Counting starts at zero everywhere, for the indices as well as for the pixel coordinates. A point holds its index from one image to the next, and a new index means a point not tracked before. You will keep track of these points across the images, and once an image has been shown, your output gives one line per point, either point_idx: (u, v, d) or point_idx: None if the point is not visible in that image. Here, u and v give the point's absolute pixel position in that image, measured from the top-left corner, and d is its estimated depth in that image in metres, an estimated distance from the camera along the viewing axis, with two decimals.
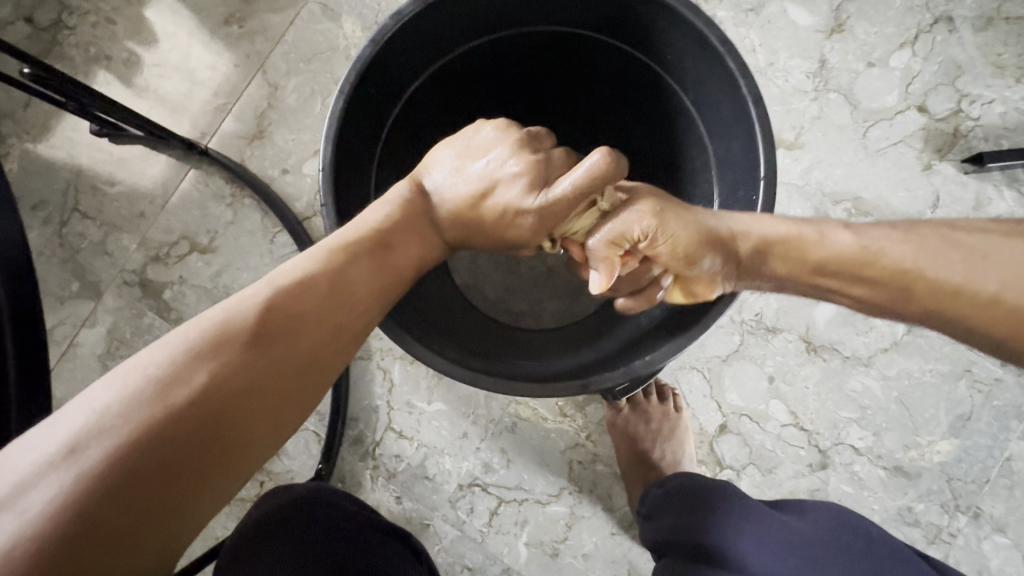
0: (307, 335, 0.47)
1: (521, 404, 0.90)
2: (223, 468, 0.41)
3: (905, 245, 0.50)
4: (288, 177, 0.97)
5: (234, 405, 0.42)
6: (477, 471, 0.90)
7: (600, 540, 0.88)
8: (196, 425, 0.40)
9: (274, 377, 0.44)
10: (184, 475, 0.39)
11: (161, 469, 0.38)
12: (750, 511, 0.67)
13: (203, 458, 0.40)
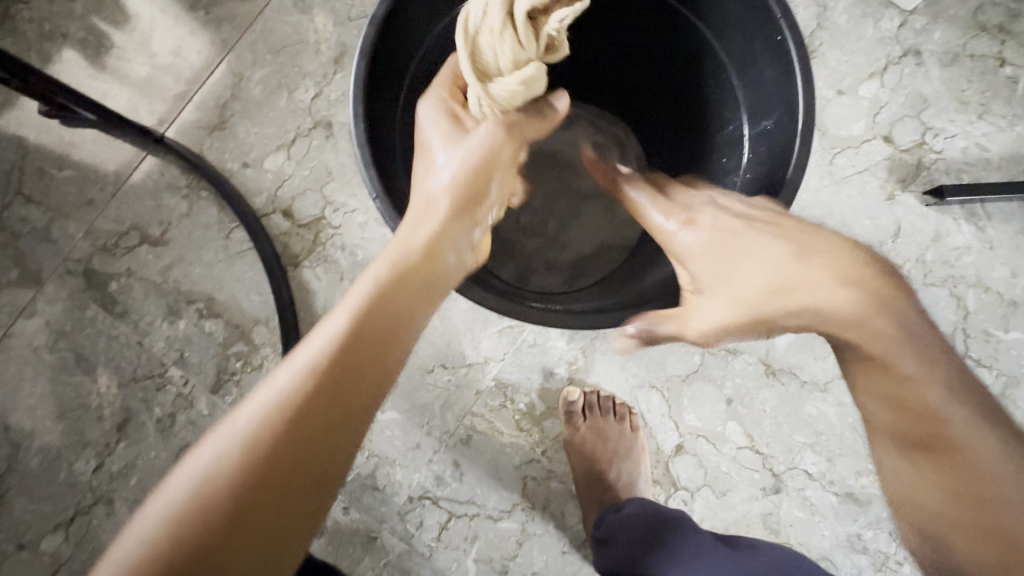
0: (354, 372, 0.43)
1: (477, 416, 0.88)
2: (307, 498, 0.40)
3: (942, 400, 0.49)
4: (248, 171, 0.94)
5: (306, 446, 0.40)
6: (429, 484, 0.87)
7: (551, 558, 0.87)
8: (278, 460, 0.40)
9: (335, 415, 0.42)
10: (263, 507, 0.39)
11: (245, 509, 0.38)
12: (702, 549, 0.67)
13: (283, 487, 0.39)
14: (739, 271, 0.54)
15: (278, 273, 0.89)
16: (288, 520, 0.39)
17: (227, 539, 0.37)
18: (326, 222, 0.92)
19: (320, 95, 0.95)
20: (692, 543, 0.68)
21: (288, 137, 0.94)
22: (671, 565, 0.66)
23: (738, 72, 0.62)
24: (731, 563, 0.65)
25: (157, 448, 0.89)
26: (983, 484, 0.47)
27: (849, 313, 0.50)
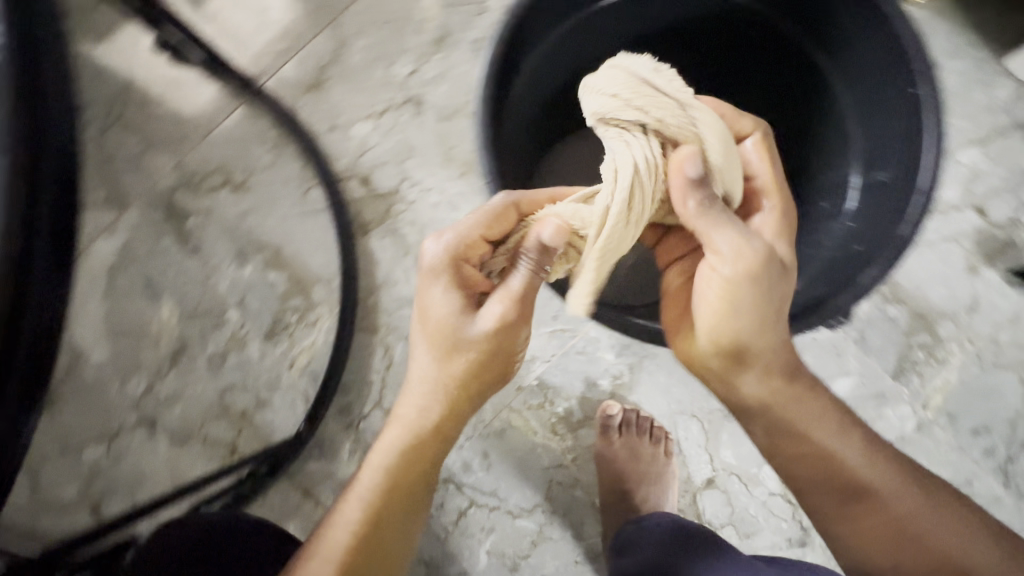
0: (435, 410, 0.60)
1: (514, 412, 0.89)
2: (411, 515, 0.62)
3: (850, 450, 0.58)
4: (335, 134, 0.96)
5: (407, 482, 0.61)
6: (456, 468, 0.88)
7: (562, 565, 0.87)
8: (386, 501, 0.60)
9: (425, 453, 0.61)
10: (383, 536, 0.59)
11: (378, 535, 0.58)
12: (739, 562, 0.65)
13: (394, 515, 0.60)
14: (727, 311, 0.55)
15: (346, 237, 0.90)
16: (397, 551, 0.61)
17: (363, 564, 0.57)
18: (401, 196, 0.93)
19: (416, 71, 0.96)
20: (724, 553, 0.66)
21: (378, 108, 0.96)
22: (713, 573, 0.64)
23: (863, 117, 0.61)
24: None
25: (202, 383, 0.93)
26: (886, 518, 0.55)
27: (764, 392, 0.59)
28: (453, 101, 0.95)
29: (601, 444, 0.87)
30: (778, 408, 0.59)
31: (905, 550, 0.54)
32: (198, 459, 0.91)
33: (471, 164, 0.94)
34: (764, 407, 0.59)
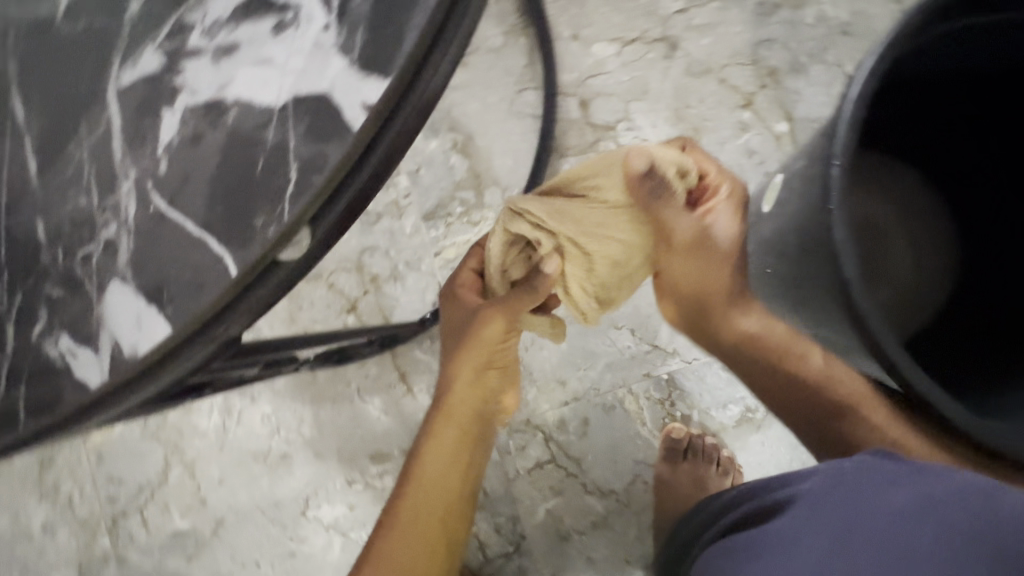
0: (438, 462, 0.63)
1: (631, 394, 0.85)
2: (464, 454, 0.65)
3: (820, 361, 0.64)
4: (574, 45, 0.87)
5: (437, 495, 0.62)
6: (551, 421, 0.86)
7: (611, 559, 0.83)
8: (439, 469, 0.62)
9: (440, 495, 0.62)
10: (445, 489, 0.63)
11: (442, 484, 0.62)
12: (836, 476, 0.50)
13: (451, 459, 0.64)
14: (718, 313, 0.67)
15: (547, 152, 0.84)
16: (455, 515, 0.64)
17: (433, 514, 0.61)
18: (613, 135, 0.86)
19: (684, 11, 0.86)
20: (815, 477, 0.52)
21: (630, 35, 0.87)
22: (825, 506, 0.48)
23: None
24: (865, 474, 0.48)
25: (350, 235, 0.89)
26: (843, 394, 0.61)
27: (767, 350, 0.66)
28: (709, 59, 0.85)
29: (688, 466, 0.81)
30: (773, 347, 0.66)
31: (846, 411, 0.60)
32: (312, 302, 0.89)
33: (699, 133, 0.85)
34: (748, 355, 0.67)
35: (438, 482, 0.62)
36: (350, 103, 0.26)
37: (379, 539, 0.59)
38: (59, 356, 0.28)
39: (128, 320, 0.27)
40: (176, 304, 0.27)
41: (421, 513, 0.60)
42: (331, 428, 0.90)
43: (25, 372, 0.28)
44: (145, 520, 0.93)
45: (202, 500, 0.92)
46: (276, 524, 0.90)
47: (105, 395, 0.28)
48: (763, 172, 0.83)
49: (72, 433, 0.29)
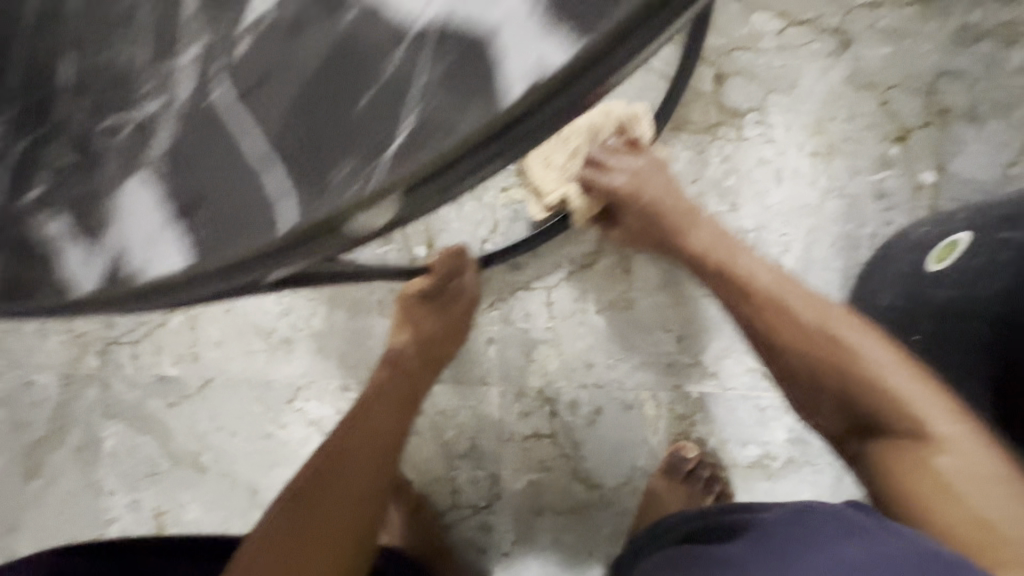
0: (372, 437, 0.63)
1: (654, 401, 0.80)
2: (405, 417, 0.66)
3: (919, 390, 0.49)
4: (732, 7, 0.75)
5: (349, 453, 0.61)
6: (564, 398, 0.81)
7: (575, 547, 0.82)
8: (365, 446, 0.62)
9: (362, 461, 0.61)
10: (348, 465, 0.61)
11: (339, 456, 0.61)
12: (803, 514, 0.49)
13: (389, 422, 0.65)
14: (814, 321, 0.55)
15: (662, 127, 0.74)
16: (341, 506, 0.59)
17: (324, 496, 0.59)
18: (738, 123, 0.75)
19: (873, 7, 0.73)
20: (783, 509, 0.52)
21: (800, 17, 0.74)
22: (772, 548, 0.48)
23: None
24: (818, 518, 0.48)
25: None
26: (947, 462, 0.46)
27: (872, 376, 0.51)
28: (877, 73, 0.73)
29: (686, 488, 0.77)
30: (817, 356, 0.54)
31: (964, 487, 0.44)
32: None
33: (832, 153, 0.74)
34: (828, 372, 0.53)
35: (376, 426, 0.64)
36: (540, 46, 0.24)
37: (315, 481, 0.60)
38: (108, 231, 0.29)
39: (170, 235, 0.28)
40: (259, 213, 0.27)
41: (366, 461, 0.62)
42: (340, 329, 0.86)
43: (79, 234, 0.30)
44: (135, 355, 0.92)
45: (195, 355, 0.90)
46: (261, 403, 0.89)
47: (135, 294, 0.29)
48: (884, 221, 0.74)
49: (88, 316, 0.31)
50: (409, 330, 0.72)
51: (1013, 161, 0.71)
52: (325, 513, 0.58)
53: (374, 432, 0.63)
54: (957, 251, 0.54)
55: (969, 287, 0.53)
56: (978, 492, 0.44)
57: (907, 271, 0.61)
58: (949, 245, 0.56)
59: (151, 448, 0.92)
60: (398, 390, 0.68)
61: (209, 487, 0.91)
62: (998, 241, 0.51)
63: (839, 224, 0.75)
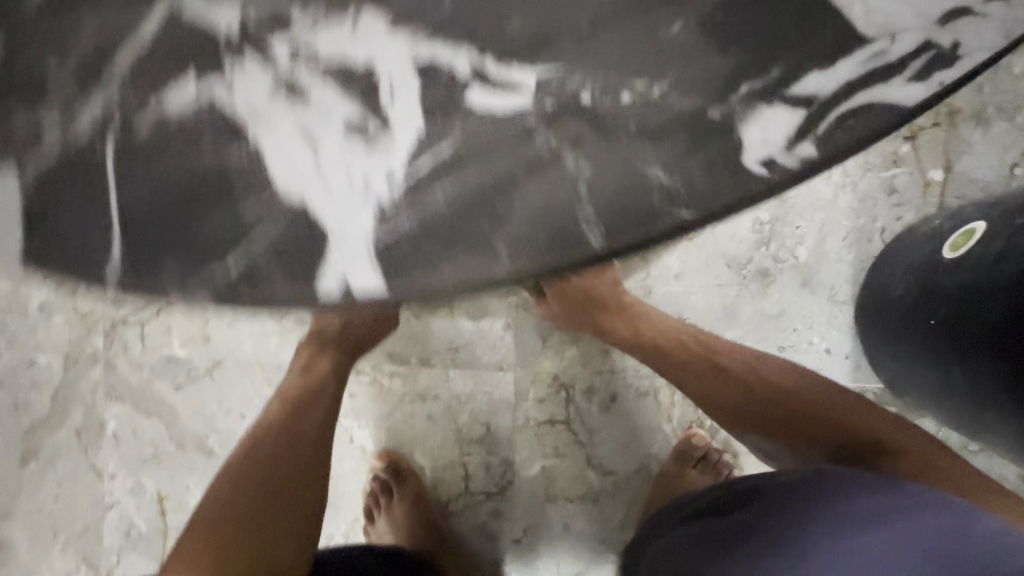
0: (289, 451, 0.63)
1: (668, 388, 0.81)
2: (321, 438, 0.66)
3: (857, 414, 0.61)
4: None
5: (268, 464, 0.62)
6: (580, 384, 0.82)
7: (587, 534, 0.82)
8: (282, 454, 0.63)
9: (274, 471, 0.61)
10: (267, 477, 0.61)
11: (261, 467, 0.62)
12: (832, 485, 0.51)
13: (301, 443, 0.65)
14: (750, 370, 0.66)
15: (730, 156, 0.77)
16: (260, 509, 0.58)
17: (247, 504, 0.58)
18: None
19: None
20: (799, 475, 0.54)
21: None
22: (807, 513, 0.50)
23: None
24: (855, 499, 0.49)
25: None
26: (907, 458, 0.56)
27: (811, 408, 0.62)
28: None
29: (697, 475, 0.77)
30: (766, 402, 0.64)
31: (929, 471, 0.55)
32: None
33: None
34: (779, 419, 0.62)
35: (290, 438, 0.65)
36: None
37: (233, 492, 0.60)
38: (315, 246, 0.35)
39: (373, 259, 0.35)
40: None
41: (272, 478, 0.61)
42: None
43: (280, 238, 0.35)
44: (143, 336, 0.90)
45: (205, 336, 0.89)
46: (272, 386, 0.88)
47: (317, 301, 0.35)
48: (895, 216, 0.76)
49: (245, 308, 0.35)
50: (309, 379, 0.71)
51: (1016, 162, 0.74)
52: (241, 518, 0.57)
53: (293, 467, 0.62)
54: (973, 239, 0.57)
55: (980, 279, 0.54)
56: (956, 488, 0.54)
57: (921, 259, 0.63)
58: (966, 233, 0.58)
59: (156, 431, 0.90)
60: (309, 412, 0.68)
61: (214, 471, 0.89)
62: (1014, 227, 0.52)
63: (852, 218, 0.77)
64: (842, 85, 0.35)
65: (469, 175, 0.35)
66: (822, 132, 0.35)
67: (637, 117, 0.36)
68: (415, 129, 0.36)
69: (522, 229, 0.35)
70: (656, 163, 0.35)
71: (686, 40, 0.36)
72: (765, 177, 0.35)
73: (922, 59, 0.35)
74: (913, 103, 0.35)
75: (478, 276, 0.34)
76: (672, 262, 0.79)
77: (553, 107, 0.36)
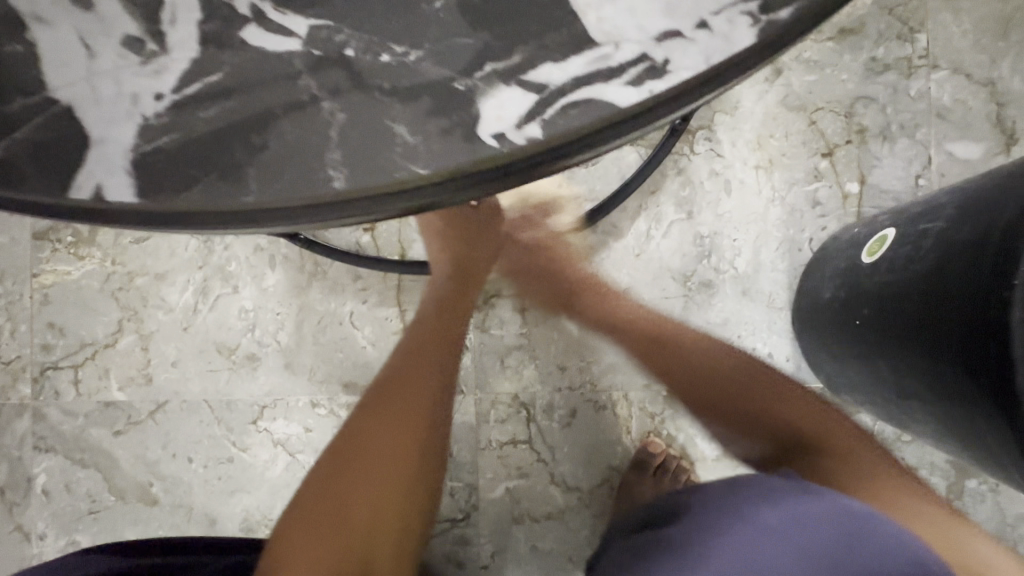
0: (399, 405, 0.66)
1: (625, 400, 0.83)
2: (430, 398, 0.69)
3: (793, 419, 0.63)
4: None
5: (380, 414, 0.66)
6: (539, 402, 0.83)
7: (555, 552, 0.82)
8: (400, 408, 0.66)
9: (392, 424, 0.65)
10: (382, 433, 0.64)
11: (375, 415, 0.66)
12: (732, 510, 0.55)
13: (416, 399, 0.67)
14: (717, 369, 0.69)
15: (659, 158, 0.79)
16: (378, 462, 0.63)
17: (357, 457, 0.63)
18: (690, 140, 0.83)
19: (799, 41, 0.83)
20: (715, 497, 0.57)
21: None
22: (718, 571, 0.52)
23: None
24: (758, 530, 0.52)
25: None
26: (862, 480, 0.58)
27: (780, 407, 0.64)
28: (806, 97, 0.83)
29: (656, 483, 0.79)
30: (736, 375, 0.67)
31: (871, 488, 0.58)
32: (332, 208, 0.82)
33: (772, 166, 0.83)
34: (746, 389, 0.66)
35: (402, 418, 0.66)
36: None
37: (352, 446, 0.64)
38: (71, 151, 0.28)
39: (123, 169, 0.27)
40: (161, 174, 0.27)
41: (381, 481, 0.62)
42: (310, 343, 0.84)
43: (43, 141, 0.28)
44: (76, 381, 0.85)
45: (147, 377, 0.85)
46: (221, 425, 0.84)
47: (68, 210, 0.28)
48: (820, 226, 0.82)
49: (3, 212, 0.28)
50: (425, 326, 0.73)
51: (919, 173, 0.82)
52: (362, 473, 0.62)
53: (399, 427, 0.65)
54: (886, 243, 0.62)
55: (902, 273, 0.57)
56: (914, 509, 0.57)
57: (845, 264, 0.68)
58: (879, 239, 0.64)
59: (92, 482, 0.84)
60: (424, 361, 0.70)
61: (160, 521, 0.84)
62: (918, 231, 0.57)
63: (782, 229, 0.83)
64: (573, 75, 0.26)
65: (235, 104, 0.28)
66: (551, 115, 0.26)
67: (390, 77, 0.28)
68: (190, 52, 0.28)
69: (275, 163, 0.27)
70: (399, 118, 0.27)
71: (448, 21, 0.28)
72: (495, 157, 0.26)
73: (641, 69, 0.26)
74: (624, 107, 0.26)
75: (218, 211, 0.27)
76: (621, 278, 0.83)
77: (318, 52, 0.28)
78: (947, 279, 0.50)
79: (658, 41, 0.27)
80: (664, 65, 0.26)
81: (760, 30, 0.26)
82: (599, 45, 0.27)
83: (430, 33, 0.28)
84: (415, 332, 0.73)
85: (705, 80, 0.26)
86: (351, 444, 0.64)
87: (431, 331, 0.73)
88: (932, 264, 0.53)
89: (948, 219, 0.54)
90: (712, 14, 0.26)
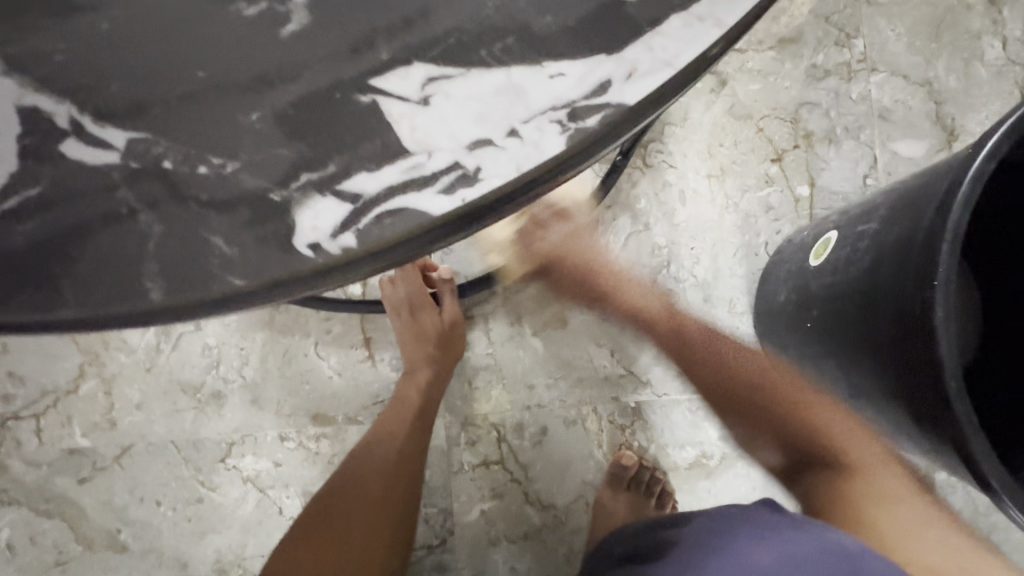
0: (371, 489, 0.68)
1: (595, 414, 0.83)
2: (410, 479, 0.70)
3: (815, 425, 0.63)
4: None
5: (345, 498, 0.67)
6: (510, 422, 0.83)
7: (535, 573, 0.81)
8: (371, 489, 0.68)
9: (361, 506, 0.66)
10: (347, 517, 0.65)
11: (342, 502, 0.66)
12: (718, 525, 0.55)
13: (391, 482, 0.69)
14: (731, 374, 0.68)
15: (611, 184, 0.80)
16: (341, 549, 0.63)
17: (324, 541, 0.63)
18: (643, 153, 0.84)
19: (741, 52, 0.85)
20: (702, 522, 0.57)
21: None
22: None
23: None
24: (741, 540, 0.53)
25: None
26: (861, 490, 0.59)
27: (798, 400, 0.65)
28: (752, 105, 0.85)
29: (630, 496, 0.79)
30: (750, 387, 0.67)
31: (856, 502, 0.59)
32: None
33: (724, 174, 0.84)
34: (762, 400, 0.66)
35: (372, 500, 0.67)
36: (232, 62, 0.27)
37: (313, 535, 0.64)
38: None
39: None
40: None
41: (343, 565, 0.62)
42: (275, 376, 0.84)
43: None
44: (38, 430, 0.83)
45: (111, 421, 0.83)
46: (189, 465, 0.83)
47: None
48: (774, 230, 0.84)
49: None
50: (402, 404, 0.76)
51: (866, 173, 0.84)
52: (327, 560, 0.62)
53: (365, 511, 0.66)
54: (829, 245, 0.63)
55: (841, 276, 0.59)
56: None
57: (796, 268, 0.70)
58: (823, 243, 0.65)
59: (58, 533, 0.82)
60: (391, 442, 0.72)
61: (130, 568, 0.82)
62: (856, 234, 0.59)
63: (738, 235, 0.84)
64: (387, 183, 0.26)
65: (55, 217, 0.27)
66: (365, 224, 0.26)
67: (208, 189, 0.27)
68: (11, 165, 0.27)
69: (90, 276, 0.27)
70: (214, 229, 0.27)
71: (264, 131, 0.27)
72: (317, 267, 0.26)
73: (453, 177, 0.26)
74: (440, 216, 0.26)
75: (43, 322, 0.27)
76: None
77: (136, 163, 0.27)
78: (880, 280, 0.52)
79: (472, 148, 0.26)
80: (476, 173, 0.26)
81: (569, 138, 0.26)
82: (413, 154, 0.26)
83: (245, 146, 0.27)
84: (394, 410, 0.76)
85: (524, 184, 0.26)
86: (309, 534, 0.64)
87: (408, 412, 0.75)
88: (862, 271, 0.55)
89: (881, 220, 0.55)
90: (522, 122, 0.26)
